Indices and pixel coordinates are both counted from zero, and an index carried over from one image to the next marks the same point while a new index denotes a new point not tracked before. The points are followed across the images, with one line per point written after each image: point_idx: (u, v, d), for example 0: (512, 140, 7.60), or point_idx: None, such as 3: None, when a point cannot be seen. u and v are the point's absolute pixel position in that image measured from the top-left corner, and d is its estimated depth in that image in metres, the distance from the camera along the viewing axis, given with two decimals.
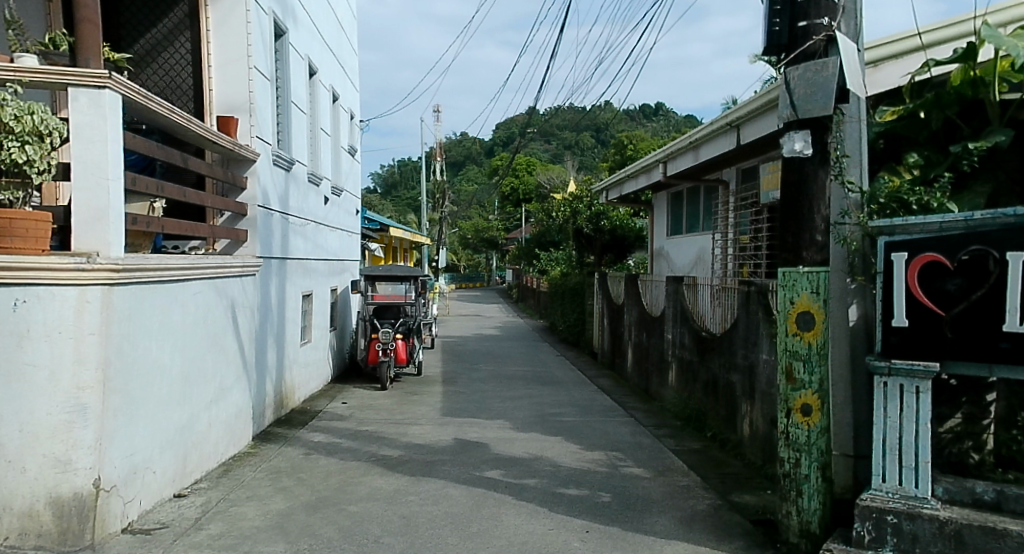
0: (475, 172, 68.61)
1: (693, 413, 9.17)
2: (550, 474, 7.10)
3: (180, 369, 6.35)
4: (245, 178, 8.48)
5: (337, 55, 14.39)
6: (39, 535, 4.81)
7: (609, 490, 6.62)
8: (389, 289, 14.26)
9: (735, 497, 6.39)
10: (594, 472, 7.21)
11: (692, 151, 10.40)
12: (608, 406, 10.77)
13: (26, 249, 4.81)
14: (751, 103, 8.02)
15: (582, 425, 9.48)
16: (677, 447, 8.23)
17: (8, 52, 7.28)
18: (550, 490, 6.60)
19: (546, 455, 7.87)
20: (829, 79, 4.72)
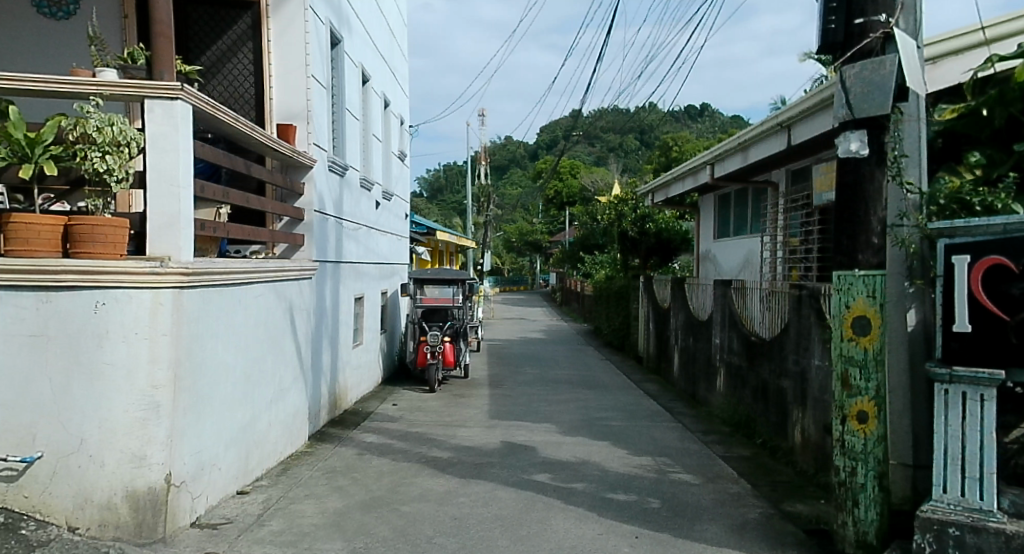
0: (520, 175, 68.81)
1: (742, 418, 9.15)
2: (598, 479, 7.17)
3: (242, 370, 6.57)
4: (302, 184, 8.71)
5: (388, 62, 14.65)
6: (116, 527, 4.90)
7: (657, 497, 6.66)
8: (436, 293, 14.39)
9: (787, 506, 6.38)
10: (642, 477, 7.25)
11: (741, 152, 10.36)
12: (655, 410, 10.80)
13: (106, 254, 4.89)
14: (802, 102, 8.00)
15: (628, 430, 9.50)
16: (725, 453, 8.21)
17: (89, 67, 7.67)
18: (599, 495, 6.66)
19: (593, 460, 7.92)
20: (887, 78, 4.72)
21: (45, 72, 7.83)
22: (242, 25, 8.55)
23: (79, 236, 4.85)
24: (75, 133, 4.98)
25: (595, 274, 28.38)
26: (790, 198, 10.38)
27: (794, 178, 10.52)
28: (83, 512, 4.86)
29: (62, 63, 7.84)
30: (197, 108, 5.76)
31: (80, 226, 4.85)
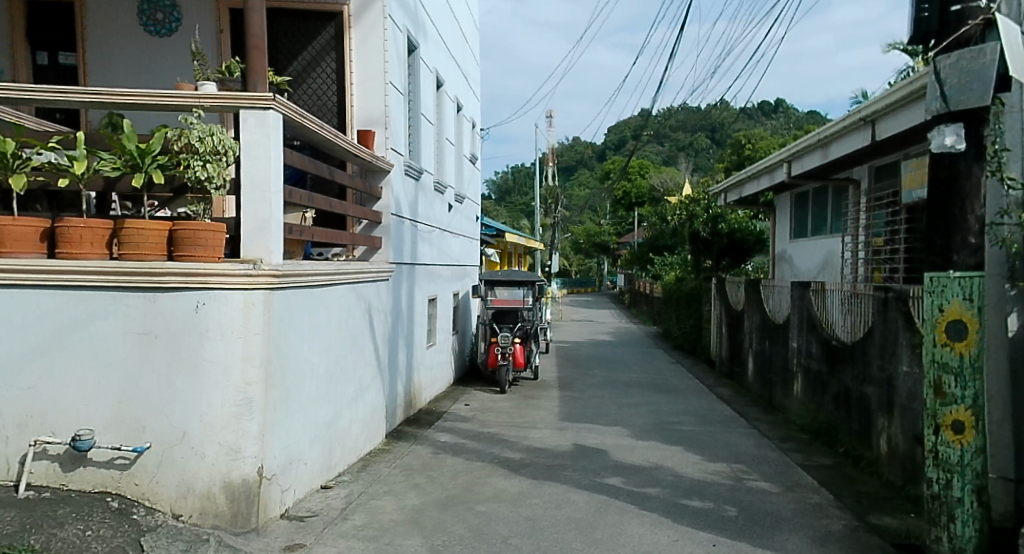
0: (588, 176, 68.64)
1: (822, 426, 9.02)
2: (672, 484, 7.18)
3: (326, 369, 6.81)
4: (381, 188, 8.94)
5: (461, 66, 14.88)
6: (215, 515, 5.15)
7: (734, 504, 6.64)
8: (507, 294, 14.56)
9: (873, 518, 6.28)
10: (717, 484, 7.23)
11: (820, 149, 10.17)
12: (729, 416, 10.71)
13: (206, 258, 5.14)
14: (888, 96, 7.83)
15: (701, 436, 9.46)
16: (805, 462, 8.12)
17: (189, 81, 8.11)
18: (674, 501, 6.68)
19: (667, 465, 7.93)
20: (987, 67, 4.62)
21: (152, 86, 8.28)
22: (326, 36, 8.83)
23: (182, 240, 5.11)
24: (179, 143, 5.28)
25: (665, 276, 28.16)
26: (874, 196, 10.15)
27: (878, 175, 10.35)
28: (185, 501, 5.11)
29: (167, 77, 8.29)
30: (287, 117, 6.00)
31: (181, 232, 5.11)
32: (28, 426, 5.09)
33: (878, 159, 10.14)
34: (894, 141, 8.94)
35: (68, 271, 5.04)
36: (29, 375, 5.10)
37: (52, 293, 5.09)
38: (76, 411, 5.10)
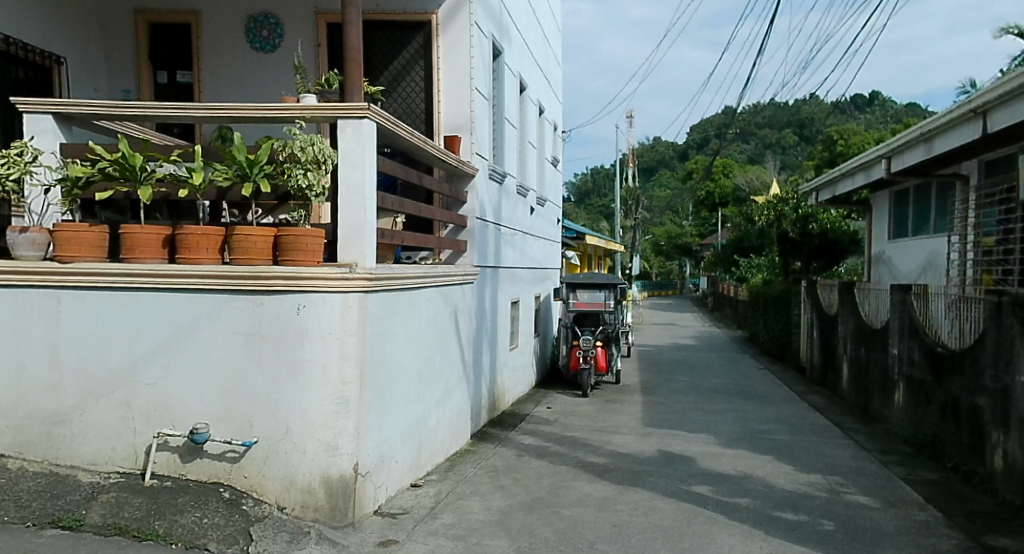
0: (669, 176, 67.82)
1: (926, 439, 8.74)
2: (763, 495, 7.10)
3: (415, 369, 7.00)
4: (466, 193, 9.11)
5: (544, 70, 14.99)
6: (315, 508, 5.38)
7: (830, 518, 6.52)
8: (589, 297, 14.59)
9: (987, 539, 6.06)
10: (811, 497, 7.11)
11: (924, 144, 9.86)
12: (822, 426, 10.49)
13: (307, 262, 5.39)
14: (1001, 86, 7.55)
15: (791, 445, 9.29)
16: (908, 476, 7.87)
17: (291, 95, 8.47)
18: (765, 513, 6.61)
19: (757, 474, 7.85)
20: None
21: (260, 99, 8.69)
22: (416, 45, 9.07)
23: (285, 246, 5.37)
24: (283, 153, 5.55)
25: (751, 278, 27.61)
26: (985, 192, 9.79)
27: (988, 170, 9.99)
28: (289, 493, 5.36)
29: (272, 91, 8.68)
30: (381, 126, 6.19)
31: (284, 238, 5.37)
32: (151, 419, 5.43)
33: (989, 154, 9.79)
34: (1006, 134, 8.60)
35: (184, 274, 5.35)
36: (151, 371, 5.43)
37: (171, 294, 5.40)
38: (192, 406, 5.41)
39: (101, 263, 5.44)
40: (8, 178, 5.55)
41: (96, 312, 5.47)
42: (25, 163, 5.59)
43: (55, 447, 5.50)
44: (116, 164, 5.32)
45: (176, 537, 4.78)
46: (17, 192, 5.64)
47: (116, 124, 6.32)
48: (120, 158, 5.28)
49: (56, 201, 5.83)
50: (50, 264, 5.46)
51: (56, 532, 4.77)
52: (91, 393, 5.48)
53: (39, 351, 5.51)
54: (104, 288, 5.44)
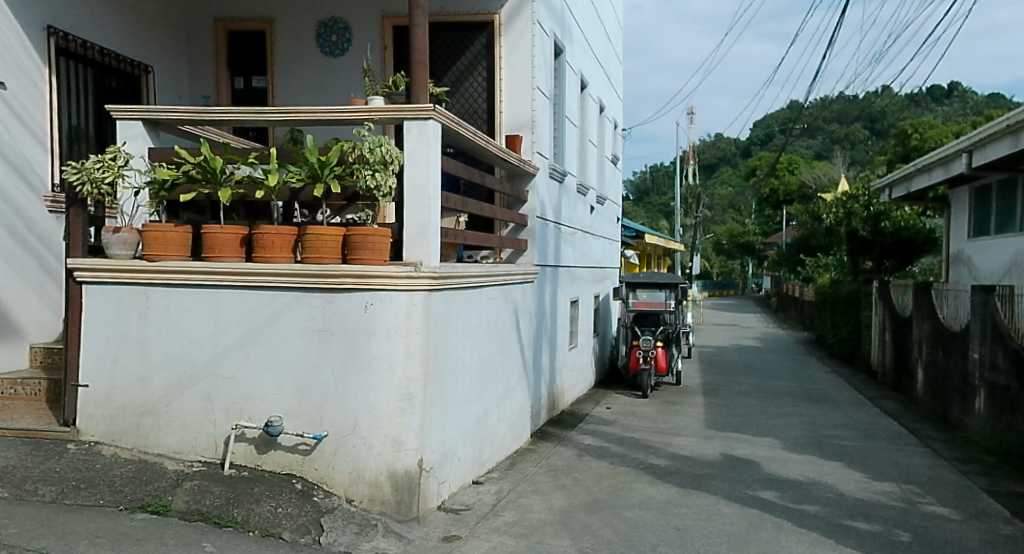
0: (731, 173, 66.80)
1: (1010, 449, 8.47)
2: (833, 503, 6.99)
3: (478, 367, 7.10)
4: (526, 192, 9.16)
5: (604, 67, 14.96)
6: (382, 502, 5.51)
7: (905, 529, 6.38)
8: (649, 297, 14.51)
9: None
10: (886, 507, 6.97)
11: (1009, 137, 9.52)
12: (896, 433, 10.26)
13: (374, 261, 5.51)
14: None
15: (861, 452, 9.10)
16: (989, 488, 7.65)
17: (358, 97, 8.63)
18: (836, 521, 6.50)
19: (825, 481, 7.74)
20: None
21: (330, 102, 8.87)
22: (478, 45, 9.18)
23: (354, 245, 5.51)
24: (353, 155, 5.68)
25: (819, 277, 27.04)
26: None
27: None
28: (357, 486, 5.50)
29: (341, 94, 8.87)
30: (446, 126, 6.28)
31: (353, 237, 5.51)
32: (230, 411, 5.64)
33: None
34: None
35: (259, 273, 5.53)
36: (230, 365, 5.63)
37: (247, 292, 5.60)
38: (268, 399, 5.59)
39: (185, 262, 5.66)
40: (103, 183, 5.67)
41: (180, 307, 5.69)
42: (117, 166, 5.74)
43: (143, 436, 5.76)
44: (199, 166, 5.57)
45: (252, 525, 4.95)
46: (111, 195, 5.76)
47: (200, 129, 6.53)
48: (202, 161, 5.54)
49: (146, 202, 6.06)
50: (140, 263, 5.70)
51: (145, 516, 4.93)
52: (176, 385, 5.71)
53: (130, 344, 5.76)
54: (188, 285, 5.66)
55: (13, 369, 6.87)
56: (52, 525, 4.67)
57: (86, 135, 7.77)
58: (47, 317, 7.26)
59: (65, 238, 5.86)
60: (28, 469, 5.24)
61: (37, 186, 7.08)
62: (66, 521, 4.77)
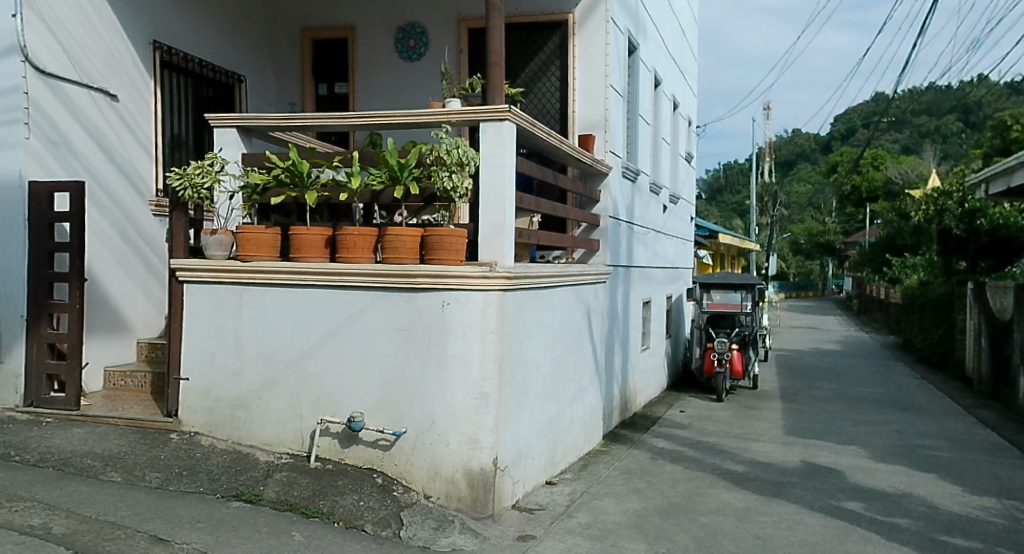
0: (810, 171, 65.17)
1: None
2: (925, 517, 6.78)
3: (551, 367, 7.15)
4: (598, 191, 9.15)
5: (679, 63, 14.83)
6: (458, 499, 5.61)
7: (1006, 546, 6.14)
8: (724, 298, 14.31)
9: None
10: (984, 522, 6.73)
11: None
12: (996, 444, 9.87)
13: (450, 260, 5.61)
14: None
15: (953, 464, 8.79)
16: None
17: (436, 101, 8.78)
18: (929, 536, 6.31)
19: (917, 493, 7.52)
20: None
21: (408, 106, 9.04)
22: (552, 45, 9.24)
23: (431, 245, 5.62)
24: (431, 156, 5.80)
25: (908, 278, 26.14)
26: None
27: None
28: (435, 483, 5.62)
29: (420, 97, 9.05)
30: (520, 126, 6.33)
31: (431, 237, 5.62)
32: (316, 406, 5.82)
33: None
34: None
35: (341, 272, 5.70)
36: (315, 361, 5.82)
37: (330, 291, 5.77)
38: (349, 396, 5.76)
39: (274, 262, 5.88)
40: (203, 187, 5.93)
41: (270, 305, 5.91)
42: (215, 172, 6.01)
43: (237, 428, 5.99)
44: (288, 170, 5.83)
45: (337, 516, 5.10)
46: (209, 199, 6.02)
47: (287, 135, 6.76)
48: (290, 165, 5.79)
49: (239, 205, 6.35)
50: (233, 263, 5.95)
51: (239, 504, 5.12)
52: (266, 380, 5.93)
53: (225, 340, 6.01)
54: (276, 284, 5.88)
55: (122, 363, 7.26)
56: (158, 509, 4.91)
57: (185, 142, 8.15)
58: (151, 313, 7.63)
59: (168, 241, 6.18)
60: (137, 456, 5.56)
61: (143, 191, 7.50)
62: (169, 505, 5.01)
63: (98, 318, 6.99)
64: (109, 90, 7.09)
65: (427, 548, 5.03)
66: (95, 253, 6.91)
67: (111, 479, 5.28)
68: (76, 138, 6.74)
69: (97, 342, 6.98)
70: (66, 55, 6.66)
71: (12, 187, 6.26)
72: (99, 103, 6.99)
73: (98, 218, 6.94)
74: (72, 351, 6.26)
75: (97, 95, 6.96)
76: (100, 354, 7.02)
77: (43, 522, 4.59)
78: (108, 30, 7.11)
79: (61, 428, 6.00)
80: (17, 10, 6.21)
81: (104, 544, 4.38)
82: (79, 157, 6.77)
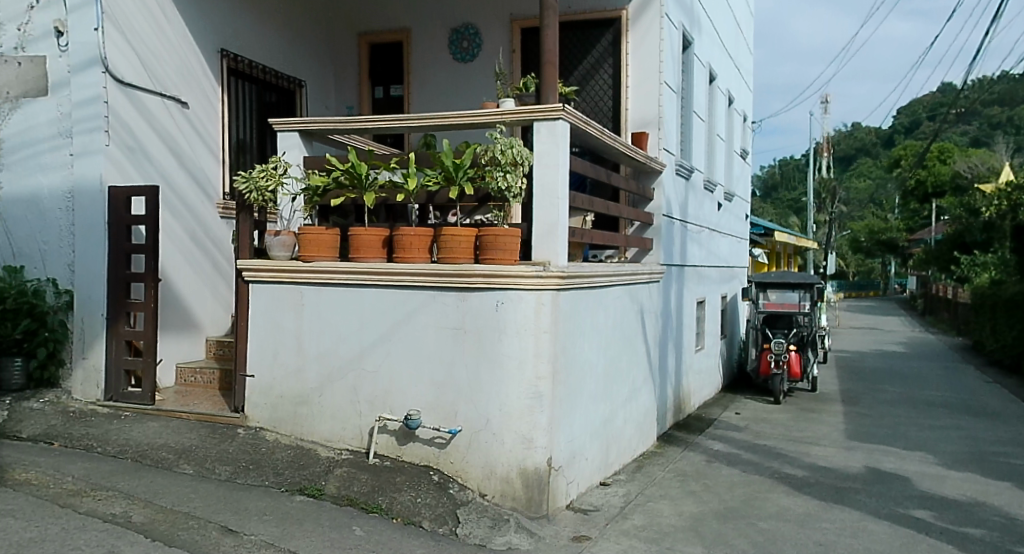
0: (871, 167, 63.65)
1: None
2: (998, 527, 6.59)
3: (605, 367, 7.14)
4: (652, 190, 9.08)
5: (735, 58, 14.64)
6: (513, 498, 5.64)
7: None
8: (780, 298, 14.09)
9: None
10: None
11: None
12: None
13: (504, 260, 5.64)
14: None
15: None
16: None
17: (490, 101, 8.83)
18: (1003, 547, 6.13)
19: (990, 502, 7.30)
20: None
21: (462, 106, 9.12)
22: (605, 43, 9.21)
23: (486, 245, 5.66)
24: (485, 157, 5.85)
25: (977, 277, 25.33)
26: None
27: None
28: (490, 481, 5.66)
29: (474, 98, 9.10)
30: (574, 125, 6.33)
31: (485, 237, 5.66)
32: (374, 404, 5.92)
33: None
34: None
35: (398, 272, 5.78)
36: (373, 359, 5.91)
37: (388, 291, 5.86)
38: (406, 394, 5.83)
39: (333, 262, 5.99)
40: (268, 190, 6.08)
41: (329, 304, 6.02)
42: (279, 175, 6.16)
43: (299, 425, 6.12)
44: (347, 173, 5.94)
45: (396, 512, 5.19)
46: (273, 201, 6.17)
47: (347, 138, 6.90)
48: (350, 168, 5.90)
49: (301, 207, 6.48)
50: (295, 263, 6.08)
51: (303, 498, 5.25)
52: (326, 378, 6.05)
53: (287, 339, 6.14)
54: (336, 284, 5.99)
55: (191, 359, 7.47)
56: (228, 500, 5.06)
57: (250, 147, 8.34)
58: (219, 312, 7.83)
59: (235, 242, 6.35)
60: (208, 450, 5.73)
61: (211, 194, 7.71)
62: (238, 496, 5.16)
63: (170, 316, 7.20)
64: (181, 98, 7.31)
65: (482, 546, 5.08)
66: (168, 255, 7.14)
67: (184, 471, 5.45)
68: (150, 144, 6.97)
69: (169, 339, 7.20)
70: (142, 65, 6.88)
71: (94, 192, 6.52)
72: (172, 110, 7.21)
73: (171, 221, 7.16)
74: (148, 349, 6.43)
75: (169, 103, 7.18)
76: (172, 351, 7.24)
77: (123, 510, 4.77)
78: (181, 40, 7.32)
79: (137, 421, 6.20)
80: (98, 24, 6.47)
81: (179, 534, 4.53)
82: (154, 162, 7.01)
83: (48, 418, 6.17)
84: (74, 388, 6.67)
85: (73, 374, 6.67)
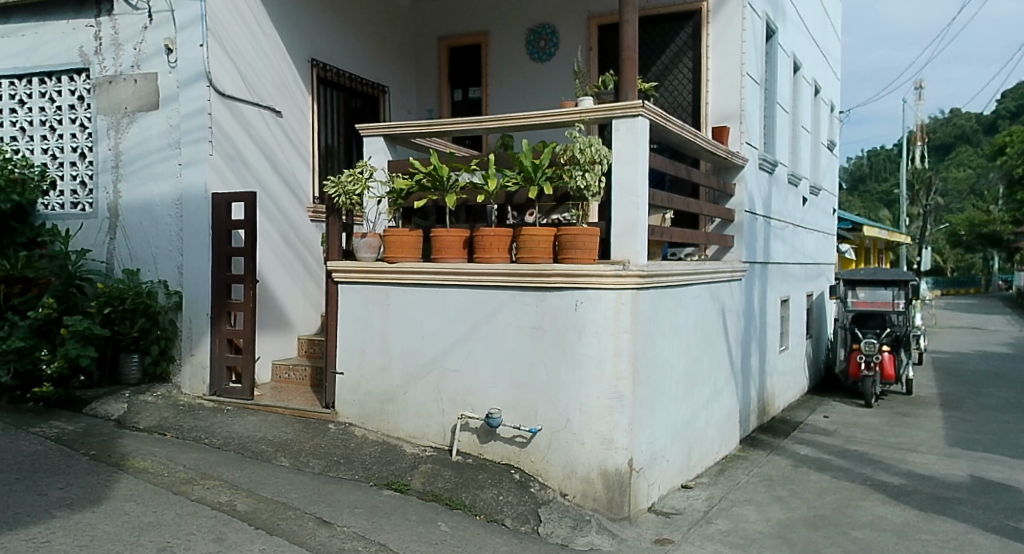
0: (968, 158, 60.87)
1: None
2: None
3: (686, 367, 7.05)
4: (734, 185, 8.90)
5: (821, 46, 14.23)
6: (594, 499, 5.62)
7: None
8: (872, 296, 13.55)
9: None
10: None
11: None
12: None
13: (584, 259, 5.65)
14: None
15: None
16: None
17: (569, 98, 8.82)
18: None
19: None
20: None
21: (541, 105, 9.14)
22: (685, 36, 9.08)
23: (565, 243, 5.68)
24: (564, 156, 5.86)
25: None
26: None
27: None
28: (570, 481, 5.66)
29: (553, 96, 9.12)
30: (654, 122, 6.27)
31: (564, 237, 5.68)
32: (456, 402, 6.00)
33: None
34: None
35: (479, 272, 5.85)
36: (455, 358, 5.99)
37: (469, 290, 5.93)
38: (488, 393, 5.89)
39: (416, 262, 6.10)
40: (354, 194, 6.25)
41: (412, 303, 6.13)
42: (365, 178, 6.32)
43: (385, 422, 6.24)
44: (429, 175, 6.04)
45: (478, 509, 5.26)
46: (360, 204, 6.35)
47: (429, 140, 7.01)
48: (432, 170, 5.99)
49: (386, 210, 6.61)
50: (381, 264, 6.22)
51: (390, 492, 5.39)
52: (410, 376, 6.16)
53: (373, 338, 6.29)
54: (418, 284, 6.10)
55: (285, 357, 7.71)
56: (322, 493, 5.21)
57: (337, 153, 8.58)
58: (310, 312, 8.05)
59: (324, 244, 6.53)
60: (303, 443, 5.91)
61: (302, 198, 7.95)
62: (331, 490, 5.31)
63: (266, 316, 7.44)
64: (276, 107, 7.55)
65: (565, 546, 5.09)
66: (265, 258, 7.40)
67: (280, 464, 5.66)
68: (248, 152, 7.23)
69: (265, 338, 7.44)
70: (241, 77, 7.14)
71: (199, 200, 6.82)
72: (267, 119, 7.46)
73: (267, 226, 7.42)
74: (247, 346, 6.66)
75: (265, 112, 7.43)
76: (268, 349, 7.48)
77: (229, 499, 4.97)
78: (275, 51, 7.55)
79: (238, 415, 6.43)
80: (204, 41, 6.75)
81: (278, 524, 4.70)
82: (251, 170, 7.27)
83: (160, 411, 6.46)
84: (182, 383, 6.98)
85: (181, 370, 6.99)
